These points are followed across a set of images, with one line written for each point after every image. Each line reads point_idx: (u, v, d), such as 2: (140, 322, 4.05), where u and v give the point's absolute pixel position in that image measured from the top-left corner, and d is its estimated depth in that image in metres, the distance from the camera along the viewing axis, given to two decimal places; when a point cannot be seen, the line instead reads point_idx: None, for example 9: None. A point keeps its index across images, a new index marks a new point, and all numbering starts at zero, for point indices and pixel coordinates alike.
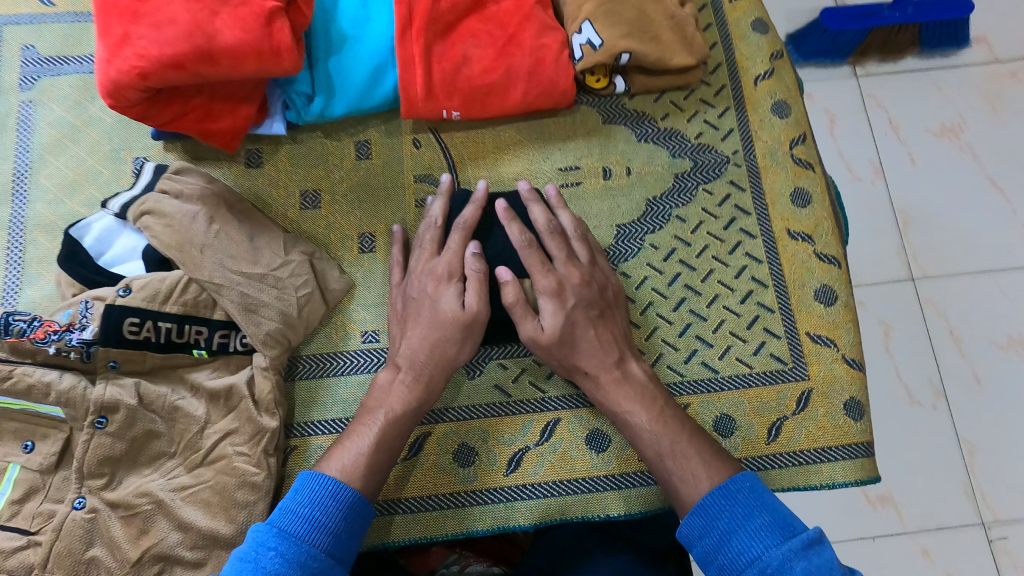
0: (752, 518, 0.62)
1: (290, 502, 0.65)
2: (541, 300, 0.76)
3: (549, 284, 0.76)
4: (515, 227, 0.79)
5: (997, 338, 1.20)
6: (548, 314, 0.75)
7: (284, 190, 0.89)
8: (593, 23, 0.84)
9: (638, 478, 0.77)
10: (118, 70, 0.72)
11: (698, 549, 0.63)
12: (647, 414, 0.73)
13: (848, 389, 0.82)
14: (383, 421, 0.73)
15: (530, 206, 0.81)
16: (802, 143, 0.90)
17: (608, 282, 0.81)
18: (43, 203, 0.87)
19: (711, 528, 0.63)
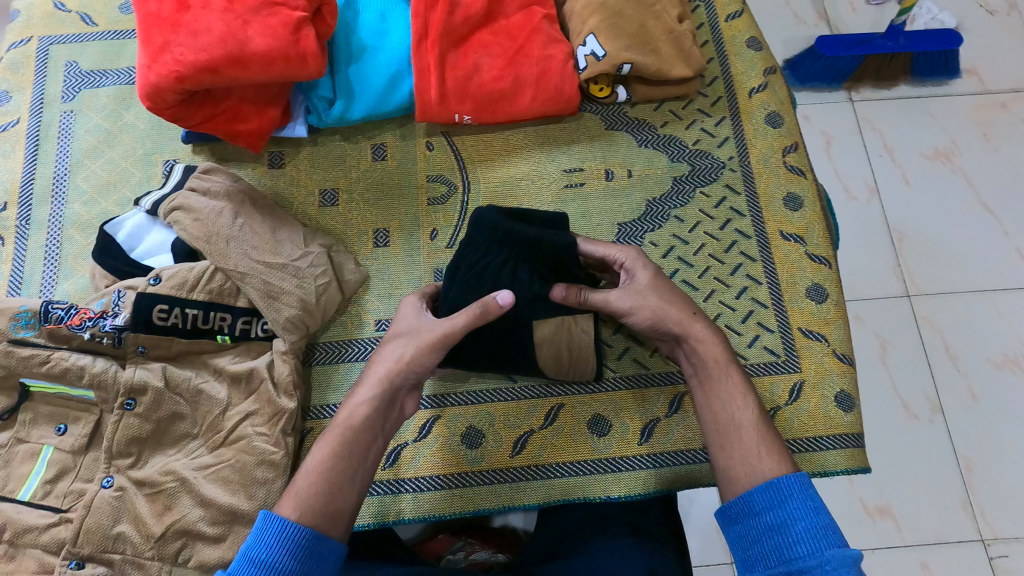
0: (820, 518, 0.57)
1: (247, 546, 0.60)
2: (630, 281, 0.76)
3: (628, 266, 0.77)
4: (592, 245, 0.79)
5: (992, 355, 1.24)
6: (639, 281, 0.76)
7: (304, 188, 0.94)
8: (598, 36, 0.91)
9: (687, 457, 0.81)
10: (157, 74, 0.78)
11: (745, 525, 0.61)
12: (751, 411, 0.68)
13: (839, 381, 0.85)
14: (333, 444, 0.68)
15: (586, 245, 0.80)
16: (795, 151, 0.96)
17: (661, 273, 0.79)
18: (79, 203, 0.93)
19: (774, 508, 0.60)
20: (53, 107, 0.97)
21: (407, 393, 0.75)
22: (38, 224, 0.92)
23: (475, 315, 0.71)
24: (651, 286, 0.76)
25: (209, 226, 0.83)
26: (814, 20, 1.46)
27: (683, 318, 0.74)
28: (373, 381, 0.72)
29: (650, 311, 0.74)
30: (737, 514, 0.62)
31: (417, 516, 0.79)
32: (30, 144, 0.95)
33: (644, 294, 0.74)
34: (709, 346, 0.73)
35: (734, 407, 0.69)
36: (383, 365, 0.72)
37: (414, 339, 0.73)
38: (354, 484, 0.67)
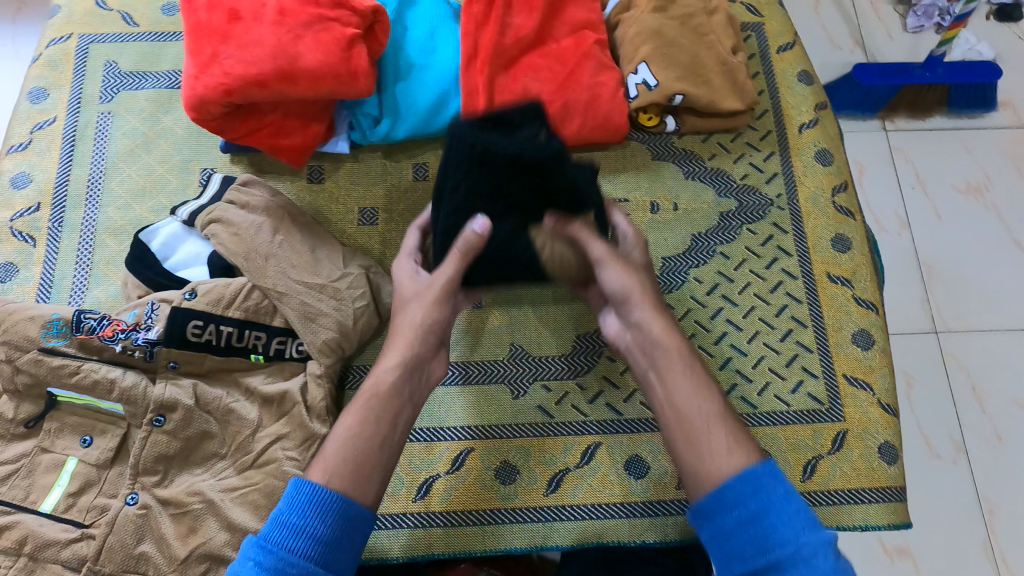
0: (790, 504, 0.55)
1: (279, 514, 0.58)
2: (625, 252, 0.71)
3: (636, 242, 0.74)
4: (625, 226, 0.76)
5: (1019, 398, 1.21)
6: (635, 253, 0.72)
7: (344, 205, 0.92)
8: (650, 65, 0.89)
9: (676, 506, 0.79)
10: (205, 86, 0.76)
11: (715, 522, 0.56)
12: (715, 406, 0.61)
13: (883, 432, 0.83)
14: (363, 407, 0.64)
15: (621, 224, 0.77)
16: (844, 191, 0.93)
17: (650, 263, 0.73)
18: (114, 208, 0.90)
19: (748, 500, 0.55)
20: (90, 107, 0.95)
21: (434, 357, 0.70)
22: (71, 227, 0.89)
23: (467, 252, 0.68)
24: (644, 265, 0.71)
25: (247, 242, 0.81)
26: (850, 47, 1.43)
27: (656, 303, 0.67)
28: (398, 347, 0.68)
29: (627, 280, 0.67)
30: (709, 511, 0.56)
31: (444, 553, 0.77)
32: (66, 144, 0.93)
33: (630, 269, 0.68)
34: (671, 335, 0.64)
35: (687, 397, 0.62)
36: (405, 330, 0.69)
37: (423, 299, 0.70)
38: (386, 451, 0.63)
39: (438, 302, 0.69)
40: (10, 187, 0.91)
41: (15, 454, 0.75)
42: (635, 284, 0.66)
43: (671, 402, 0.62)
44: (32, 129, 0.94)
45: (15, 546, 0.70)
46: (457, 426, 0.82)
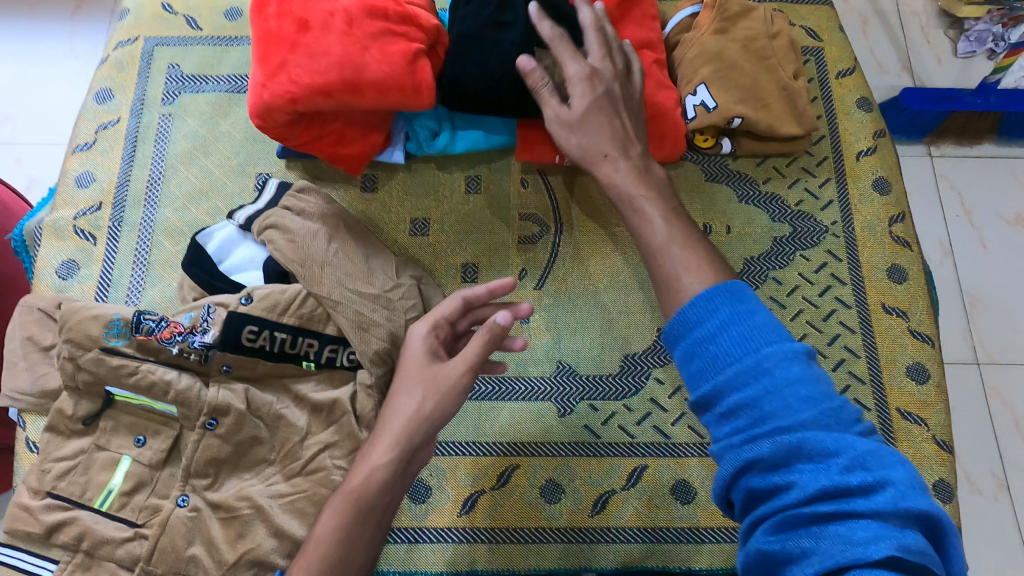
0: (756, 315, 0.53)
1: None
2: (572, 101, 0.76)
3: (575, 71, 0.77)
4: (570, 59, 0.78)
5: None
6: (578, 95, 0.76)
7: (396, 215, 0.93)
8: (709, 87, 0.89)
9: None
10: (272, 94, 0.77)
11: (685, 345, 0.55)
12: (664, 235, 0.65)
13: (939, 469, 0.81)
14: (342, 508, 0.64)
15: (586, 31, 0.80)
16: (901, 221, 0.92)
17: (597, 91, 0.76)
18: (171, 209, 0.92)
19: (708, 318, 0.54)
20: (152, 108, 0.97)
21: (426, 447, 0.70)
22: (130, 227, 0.90)
23: (486, 345, 0.68)
24: (583, 113, 0.76)
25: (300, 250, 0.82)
26: (898, 71, 1.42)
27: (600, 157, 0.75)
28: (390, 441, 0.67)
29: (574, 146, 0.77)
30: (676, 334, 0.56)
31: (490, 569, 0.77)
32: (128, 145, 0.95)
33: (570, 127, 0.77)
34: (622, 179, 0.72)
35: (651, 226, 0.67)
36: (402, 421, 0.67)
37: (433, 387, 0.68)
38: (370, 547, 0.65)
39: (450, 396, 0.68)
40: (74, 185, 0.92)
41: (74, 450, 0.76)
42: (577, 148, 0.76)
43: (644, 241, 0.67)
44: (97, 129, 0.96)
45: (73, 542, 0.72)
46: (503, 442, 0.82)
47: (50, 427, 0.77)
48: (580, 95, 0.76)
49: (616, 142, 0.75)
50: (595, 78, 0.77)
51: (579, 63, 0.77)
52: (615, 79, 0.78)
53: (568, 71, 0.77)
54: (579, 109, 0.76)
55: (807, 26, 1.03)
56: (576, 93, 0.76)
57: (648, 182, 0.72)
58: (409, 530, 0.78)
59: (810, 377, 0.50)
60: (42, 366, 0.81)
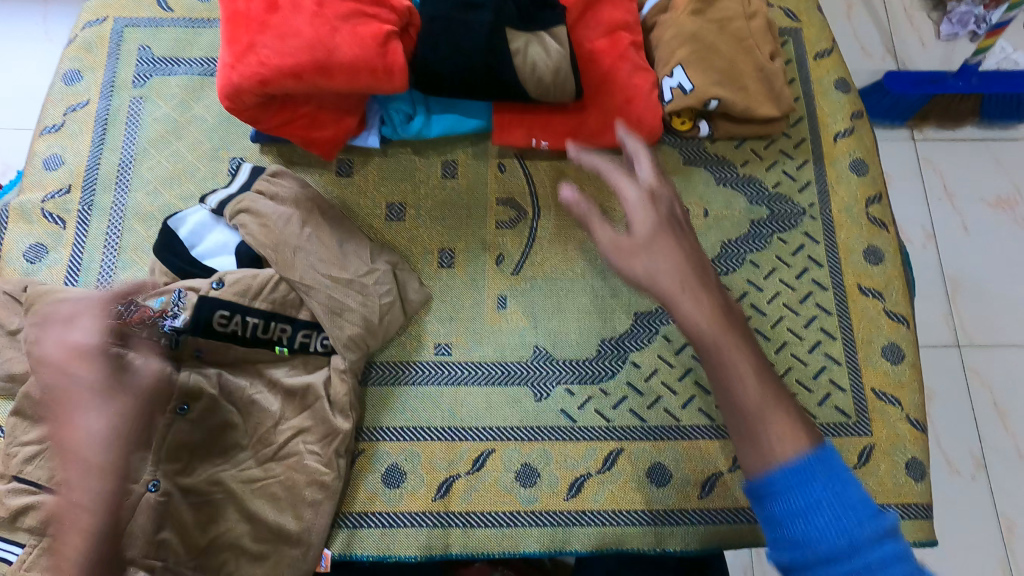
0: (849, 489, 0.47)
1: None
2: (631, 223, 0.59)
3: (633, 194, 0.60)
4: (627, 183, 0.61)
5: None
6: (638, 215, 0.59)
7: (371, 200, 0.91)
8: (686, 68, 0.88)
9: (720, 515, 0.79)
10: (240, 75, 0.76)
11: (766, 513, 0.48)
12: (755, 392, 0.51)
13: (911, 448, 0.82)
14: None
15: (639, 156, 0.64)
16: (878, 202, 0.92)
17: (660, 221, 0.59)
18: (143, 193, 0.90)
19: (797, 490, 0.47)
20: (123, 91, 0.95)
21: None
22: (100, 211, 0.89)
23: None
24: (651, 238, 0.58)
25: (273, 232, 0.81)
26: (882, 54, 1.41)
27: (674, 283, 0.55)
28: None
29: (639, 267, 0.57)
30: (754, 495, 0.49)
31: (465, 552, 0.77)
32: (98, 128, 0.93)
33: (637, 247, 0.57)
34: (708, 309, 0.54)
35: (740, 381, 0.52)
36: None
37: None
38: None
39: None
40: (42, 168, 0.91)
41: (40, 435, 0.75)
42: (642, 270, 0.57)
43: (726, 400, 0.52)
44: (65, 111, 0.94)
45: (39, 525, 0.71)
46: (479, 427, 0.82)
47: (16, 412, 0.76)
48: (639, 214, 0.59)
49: (692, 273, 0.56)
50: (653, 193, 0.61)
51: (635, 188, 0.61)
52: (677, 210, 0.61)
53: (622, 196, 0.61)
54: (642, 235, 0.58)
55: (785, 7, 1.02)
56: (630, 213, 0.60)
57: (727, 317, 0.55)
58: (385, 514, 0.78)
59: (904, 563, 0.45)
60: (8, 351, 0.80)
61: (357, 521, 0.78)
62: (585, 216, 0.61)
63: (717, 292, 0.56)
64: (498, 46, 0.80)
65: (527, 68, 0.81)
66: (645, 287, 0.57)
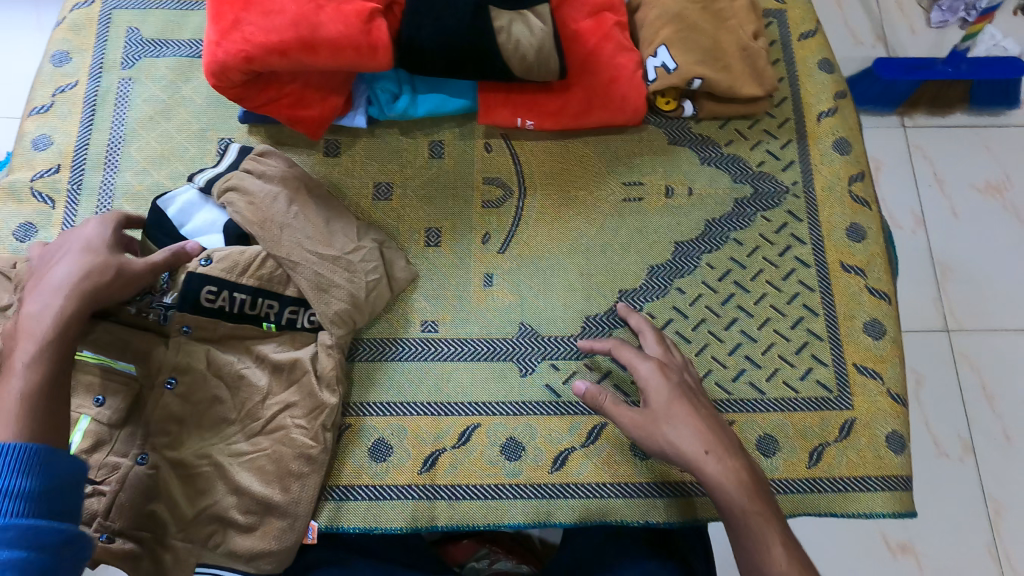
0: None
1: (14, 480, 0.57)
2: (649, 394, 0.72)
3: (648, 373, 0.73)
4: (647, 363, 0.74)
5: None
6: (651, 373, 0.73)
7: (359, 180, 0.92)
8: (670, 48, 0.89)
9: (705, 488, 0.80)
10: (226, 52, 0.77)
11: None
12: (780, 549, 0.61)
13: (892, 421, 0.83)
14: None
15: (647, 332, 0.80)
16: (860, 180, 0.93)
17: (687, 408, 0.70)
18: (132, 172, 0.91)
19: None
20: (112, 73, 0.96)
21: None
22: (89, 190, 0.90)
23: None
24: (669, 403, 0.71)
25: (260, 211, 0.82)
26: (872, 41, 1.41)
27: (697, 454, 0.67)
28: None
29: (660, 433, 0.70)
30: None
31: (450, 523, 0.79)
32: (87, 108, 0.94)
33: (660, 423, 0.70)
34: (731, 488, 0.65)
35: (768, 551, 0.62)
36: None
37: None
38: None
39: None
40: (30, 148, 0.92)
41: None
42: (661, 436, 0.69)
43: (745, 551, 0.63)
44: (54, 92, 0.95)
45: None
46: (465, 401, 0.83)
47: None
48: (658, 389, 0.72)
49: (712, 438, 0.68)
50: (673, 378, 0.73)
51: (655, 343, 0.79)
52: (684, 373, 0.76)
53: (648, 399, 0.72)
54: (658, 403, 0.71)
55: None
56: (651, 389, 0.72)
57: (768, 502, 0.65)
58: (371, 487, 0.79)
59: None
60: None
61: (343, 494, 0.79)
62: (602, 406, 0.74)
63: (727, 441, 0.69)
64: (481, 23, 0.81)
65: (510, 46, 0.82)
66: (670, 458, 0.69)
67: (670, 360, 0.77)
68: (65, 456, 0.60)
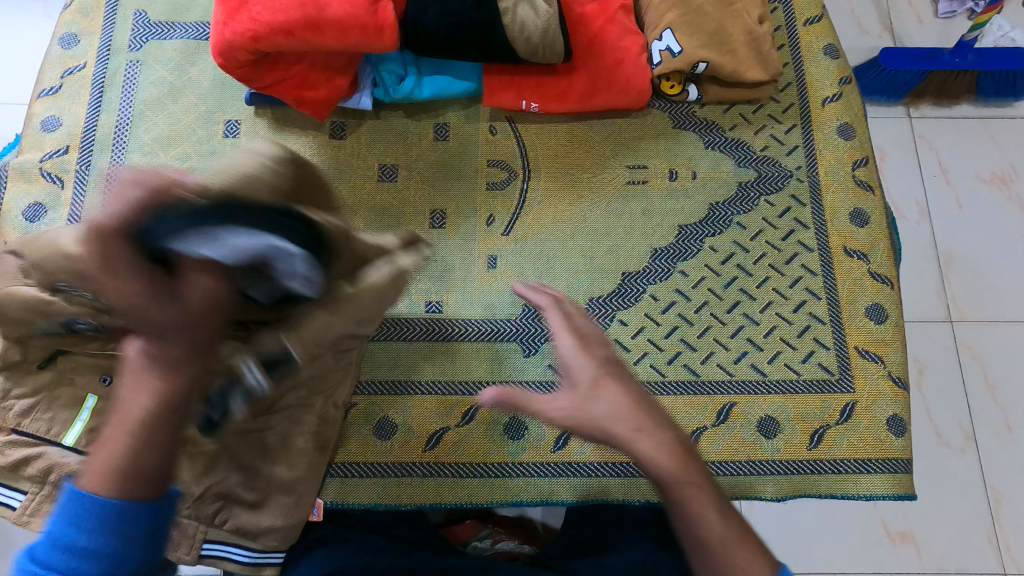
0: None
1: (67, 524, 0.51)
2: (572, 370, 0.65)
3: (569, 346, 0.66)
4: (568, 336, 0.67)
5: None
6: (569, 347, 0.66)
7: (364, 161, 0.93)
8: (674, 32, 0.89)
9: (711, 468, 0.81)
10: (232, 32, 0.77)
11: None
12: (718, 521, 0.56)
13: (893, 405, 0.83)
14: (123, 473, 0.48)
15: (548, 309, 0.71)
16: (864, 165, 0.93)
17: (613, 382, 0.63)
18: (139, 154, 0.92)
19: None
20: (119, 55, 0.96)
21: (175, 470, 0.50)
22: (98, 171, 0.91)
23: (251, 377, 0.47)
24: (596, 377, 0.64)
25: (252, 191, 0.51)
26: (878, 31, 1.41)
27: (625, 430, 0.60)
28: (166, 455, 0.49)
29: (590, 416, 0.62)
30: None
31: (455, 502, 0.80)
32: (95, 90, 0.95)
33: (583, 401, 0.62)
34: (663, 464, 0.58)
35: (704, 525, 0.56)
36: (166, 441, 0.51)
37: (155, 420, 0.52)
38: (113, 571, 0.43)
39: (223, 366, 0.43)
40: (40, 129, 0.92)
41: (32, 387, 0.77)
42: (589, 420, 0.61)
43: (684, 531, 0.57)
44: (63, 74, 0.95)
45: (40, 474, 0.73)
46: (469, 381, 0.84)
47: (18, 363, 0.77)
48: (581, 366, 0.65)
49: (642, 411, 0.61)
50: (596, 351, 0.66)
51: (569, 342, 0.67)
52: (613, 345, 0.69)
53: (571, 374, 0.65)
54: (583, 379, 0.64)
55: None
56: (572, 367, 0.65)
57: (703, 476, 0.59)
58: (376, 465, 0.80)
59: None
60: None
61: (346, 471, 0.80)
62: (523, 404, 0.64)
63: (661, 415, 0.63)
64: (486, 6, 0.81)
65: (515, 29, 0.82)
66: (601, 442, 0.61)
67: (593, 330, 0.69)
68: (159, 507, 0.53)
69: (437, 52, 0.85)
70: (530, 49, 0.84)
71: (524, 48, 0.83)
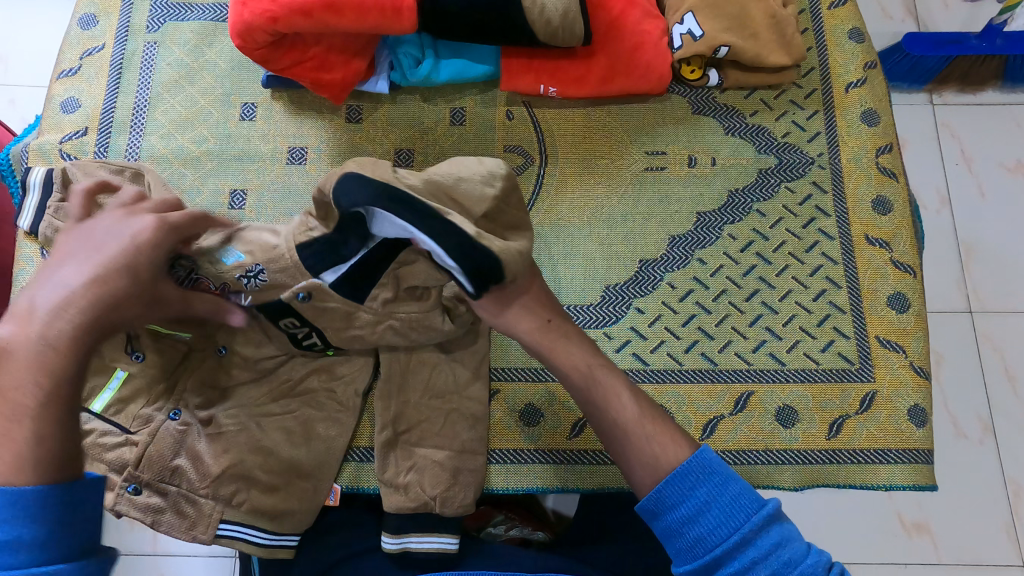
0: None
1: None
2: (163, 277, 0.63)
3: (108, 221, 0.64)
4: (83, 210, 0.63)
5: None
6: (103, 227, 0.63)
7: (381, 145, 0.92)
8: (696, 15, 0.87)
9: (727, 456, 0.80)
10: (251, 12, 0.77)
11: None
12: (632, 406, 0.68)
13: (914, 395, 0.82)
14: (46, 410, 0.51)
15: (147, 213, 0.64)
16: (888, 152, 0.91)
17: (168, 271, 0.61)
18: (157, 136, 0.92)
19: None
20: (137, 36, 0.96)
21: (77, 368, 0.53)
22: (116, 153, 0.91)
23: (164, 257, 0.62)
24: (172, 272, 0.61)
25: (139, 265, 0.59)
26: (902, 16, 1.38)
27: (553, 342, 0.70)
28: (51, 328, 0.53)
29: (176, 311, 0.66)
30: None
31: None
32: (113, 72, 0.94)
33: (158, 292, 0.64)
34: (576, 371, 0.69)
35: (619, 405, 0.68)
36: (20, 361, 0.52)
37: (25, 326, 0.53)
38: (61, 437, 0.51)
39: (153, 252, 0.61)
40: (59, 111, 0.93)
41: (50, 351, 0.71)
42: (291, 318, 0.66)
43: (607, 420, 0.68)
44: (81, 55, 0.95)
45: None
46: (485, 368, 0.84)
47: None
48: (135, 221, 0.61)
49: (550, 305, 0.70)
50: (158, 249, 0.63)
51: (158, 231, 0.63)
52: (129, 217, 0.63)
53: (70, 234, 0.61)
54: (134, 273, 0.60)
55: None
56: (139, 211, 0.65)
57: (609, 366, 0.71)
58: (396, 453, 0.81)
59: None
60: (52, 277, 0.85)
61: (364, 456, 0.81)
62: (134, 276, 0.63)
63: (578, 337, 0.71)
64: None
65: (534, 11, 0.81)
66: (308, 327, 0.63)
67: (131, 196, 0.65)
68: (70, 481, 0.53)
69: (455, 34, 0.84)
70: (550, 32, 0.83)
71: (544, 31, 0.82)
